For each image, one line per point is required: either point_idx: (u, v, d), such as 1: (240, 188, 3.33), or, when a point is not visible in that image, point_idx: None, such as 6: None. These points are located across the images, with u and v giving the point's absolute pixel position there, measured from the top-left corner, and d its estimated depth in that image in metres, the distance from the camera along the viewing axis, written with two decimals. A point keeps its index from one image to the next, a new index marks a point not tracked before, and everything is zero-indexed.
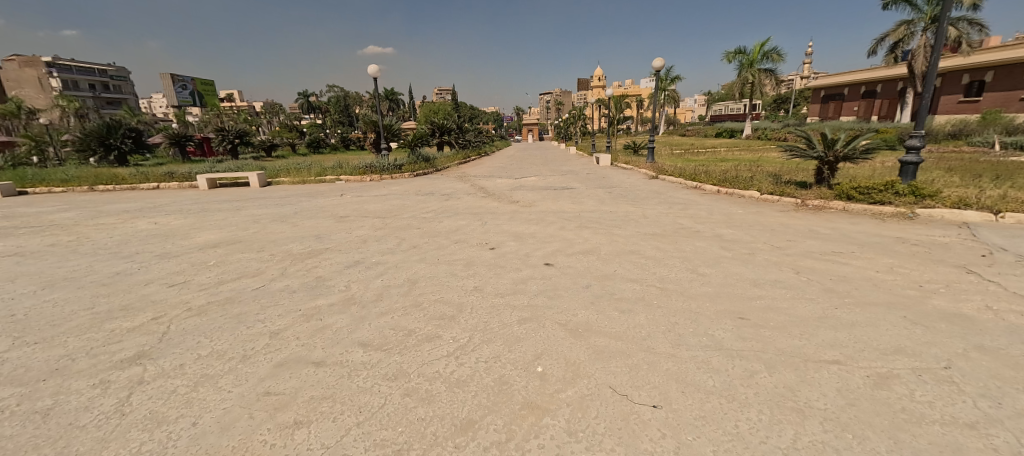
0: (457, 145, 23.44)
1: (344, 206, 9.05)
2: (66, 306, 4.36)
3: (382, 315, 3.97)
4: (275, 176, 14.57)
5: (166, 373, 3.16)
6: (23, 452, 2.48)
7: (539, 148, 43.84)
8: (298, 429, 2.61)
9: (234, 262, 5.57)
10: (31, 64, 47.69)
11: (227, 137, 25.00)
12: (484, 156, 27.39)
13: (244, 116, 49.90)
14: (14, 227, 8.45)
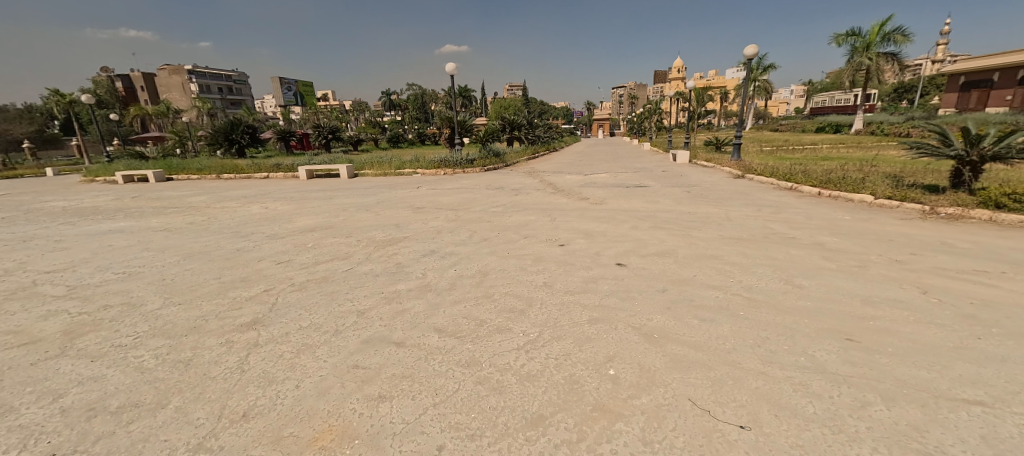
0: (527, 140, 23.54)
1: (422, 198, 9.54)
2: (201, 275, 5.12)
3: (454, 303, 4.14)
4: (361, 168, 15.76)
5: (274, 339, 3.58)
6: (171, 392, 2.96)
7: (613, 144, 42.64)
8: (383, 402, 2.81)
9: (327, 245, 6.13)
10: (178, 71, 56.30)
11: (322, 133, 27.53)
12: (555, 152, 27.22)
13: (337, 113, 54.53)
14: (161, 208, 10.11)
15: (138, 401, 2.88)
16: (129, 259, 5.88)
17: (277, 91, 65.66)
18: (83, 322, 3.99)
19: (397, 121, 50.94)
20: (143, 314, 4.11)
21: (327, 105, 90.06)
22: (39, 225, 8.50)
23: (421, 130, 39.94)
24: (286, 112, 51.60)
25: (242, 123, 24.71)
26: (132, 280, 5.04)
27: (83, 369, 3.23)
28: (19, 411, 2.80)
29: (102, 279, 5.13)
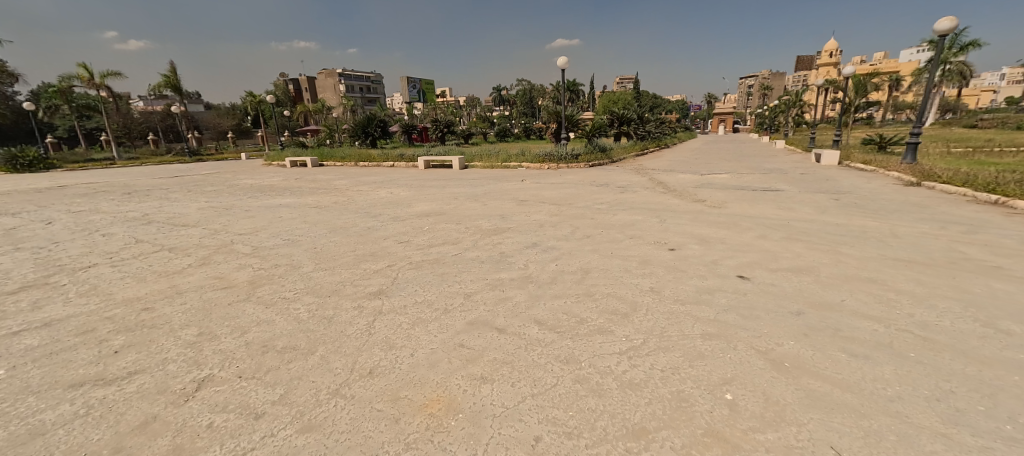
0: (636, 136, 22.39)
1: (527, 190, 9.68)
2: (340, 247, 5.86)
3: (554, 297, 4.09)
4: (472, 160, 16.58)
5: (395, 309, 3.93)
6: (317, 342, 3.44)
7: (738, 140, 38.40)
8: (486, 383, 2.91)
9: (440, 230, 6.55)
10: (331, 75, 65.23)
11: (439, 126, 29.55)
12: (668, 149, 25.48)
13: (453, 109, 58.06)
14: (311, 189, 11.87)
15: (293, 344, 3.40)
16: (287, 229, 6.99)
17: (404, 89, 72.27)
18: (261, 275, 4.87)
19: (507, 117, 52.53)
20: (300, 274, 4.85)
21: (446, 100, 96.57)
22: (230, 197, 10.63)
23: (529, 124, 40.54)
24: (411, 108, 56.50)
25: (376, 117, 27.74)
26: (292, 246, 5.99)
27: (260, 313, 3.94)
28: (222, 337, 3.54)
29: (272, 243, 6.19)
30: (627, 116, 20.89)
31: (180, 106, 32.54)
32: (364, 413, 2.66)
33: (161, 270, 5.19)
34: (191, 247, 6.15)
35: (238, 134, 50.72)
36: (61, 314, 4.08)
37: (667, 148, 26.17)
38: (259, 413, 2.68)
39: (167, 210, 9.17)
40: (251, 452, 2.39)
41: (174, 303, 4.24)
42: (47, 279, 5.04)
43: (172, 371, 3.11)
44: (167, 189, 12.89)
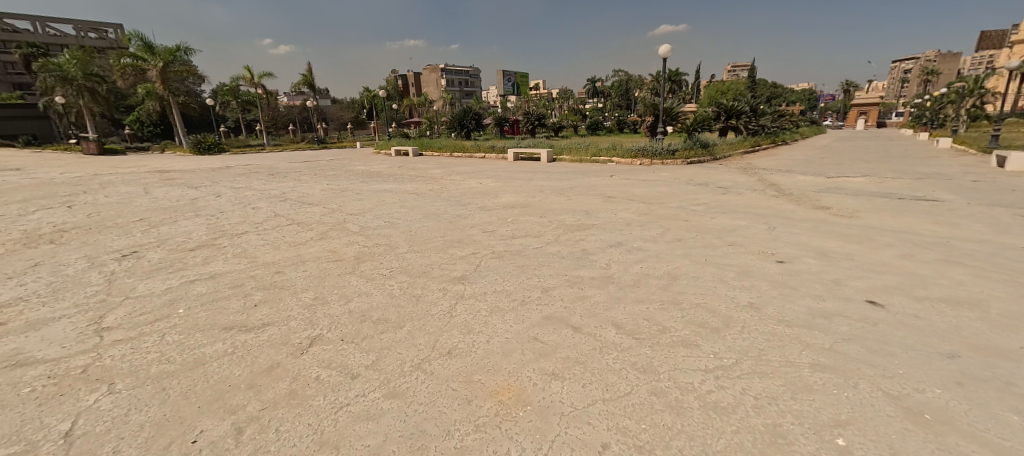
0: (747, 130, 20.17)
1: (616, 187, 9.25)
2: (430, 231, 6.09)
3: (634, 301, 3.79)
4: (561, 153, 16.37)
5: (475, 295, 3.96)
6: (408, 318, 3.58)
7: (878, 137, 32.72)
8: (556, 380, 2.76)
9: (523, 222, 6.50)
10: (433, 69, 68.94)
11: (530, 119, 29.64)
12: (787, 145, 22.55)
13: (545, 102, 57.83)
14: (410, 176, 12.64)
15: (388, 317, 3.59)
16: (385, 212, 7.49)
17: (500, 82, 73.86)
18: (365, 252, 5.25)
19: (601, 110, 50.95)
20: (396, 254, 5.14)
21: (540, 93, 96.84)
22: (341, 181, 11.75)
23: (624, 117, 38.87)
24: (504, 101, 57.54)
25: (472, 110, 28.71)
26: (390, 228, 6.38)
27: (362, 285, 4.24)
28: (331, 303, 3.87)
29: (374, 224, 6.66)
30: (738, 108, 18.88)
31: (313, 100, 36.89)
32: (440, 390, 2.70)
33: (291, 240, 5.86)
34: (315, 223, 6.78)
35: (356, 126, 56.09)
36: (222, 268, 4.80)
37: (785, 144, 23.15)
38: (354, 374, 2.86)
39: (295, 189, 10.40)
40: (344, 408, 2.57)
41: (298, 269, 4.73)
42: (215, 241, 5.93)
43: (294, 327, 3.48)
44: (294, 172, 14.67)
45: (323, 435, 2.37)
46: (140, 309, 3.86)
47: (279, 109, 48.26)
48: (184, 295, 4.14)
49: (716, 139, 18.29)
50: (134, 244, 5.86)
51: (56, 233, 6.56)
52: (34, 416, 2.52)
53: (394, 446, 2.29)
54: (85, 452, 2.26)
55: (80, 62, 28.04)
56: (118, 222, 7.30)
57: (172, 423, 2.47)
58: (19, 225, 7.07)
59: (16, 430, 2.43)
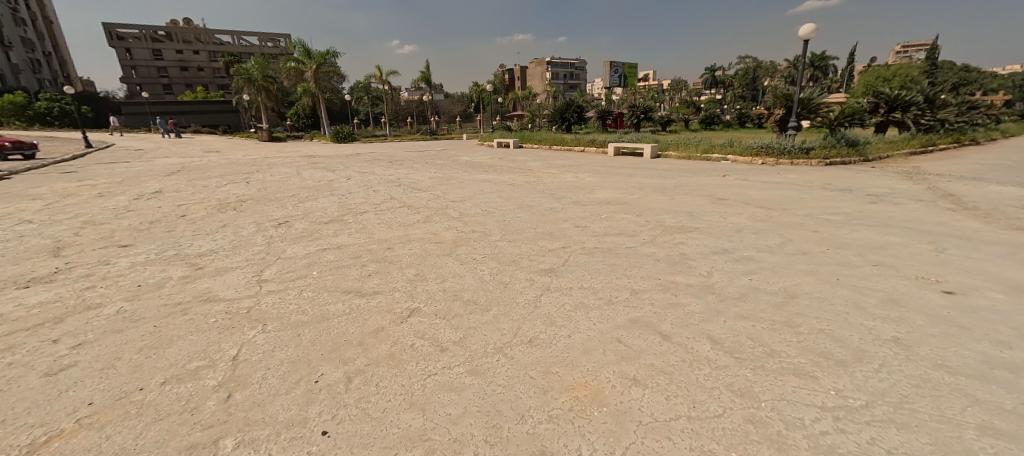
0: (917, 126, 16.47)
1: (727, 189, 8.31)
2: (523, 223, 6.05)
3: (739, 317, 3.19)
4: (666, 149, 15.32)
5: (561, 289, 3.78)
6: (494, 302, 3.56)
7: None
8: (636, 386, 2.50)
9: (618, 219, 6.10)
10: (539, 63, 69.40)
11: (635, 112, 28.17)
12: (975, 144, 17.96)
13: (653, 93, 54.49)
14: (508, 167, 12.82)
15: (477, 300, 3.61)
16: (482, 201, 7.65)
17: (605, 74, 71.51)
18: (462, 237, 5.38)
19: (719, 102, 46.32)
20: (488, 242, 5.17)
21: (650, 84, 91.84)
22: (443, 170, 12.38)
23: (744, 110, 34.87)
24: (610, 94, 55.62)
25: (575, 103, 28.16)
26: (486, 216, 6.48)
27: (456, 268, 4.34)
28: (429, 281, 4.02)
29: (471, 211, 6.83)
30: (906, 98, 15.51)
31: (429, 95, 39.03)
32: (518, 376, 2.62)
33: (400, 221, 6.25)
34: (421, 207, 7.18)
35: (464, 119, 58.86)
36: (347, 241, 5.30)
37: (975, 143, 18.37)
38: (443, 347, 2.92)
39: (406, 175, 11.18)
40: (432, 377, 2.63)
41: (405, 247, 5.02)
42: (342, 217, 6.58)
43: (397, 297, 3.70)
44: (406, 160, 15.86)
45: (413, 397, 2.47)
46: (288, 267, 4.44)
47: (400, 103, 52.63)
48: (317, 259, 4.65)
49: (868, 136, 15.32)
50: (289, 215, 6.77)
51: (241, 201, 7.96)
52: (215, 341, 3.07)
53: (472, 420, 2.30)
54: (244, 375, 2.67)
55: (261, 66, 33.42)
56: (276, 194, 8.57)
57: (301, 363, 2.79)
58: (217, 194, 8.71)
59: (205, 349, 2.97)
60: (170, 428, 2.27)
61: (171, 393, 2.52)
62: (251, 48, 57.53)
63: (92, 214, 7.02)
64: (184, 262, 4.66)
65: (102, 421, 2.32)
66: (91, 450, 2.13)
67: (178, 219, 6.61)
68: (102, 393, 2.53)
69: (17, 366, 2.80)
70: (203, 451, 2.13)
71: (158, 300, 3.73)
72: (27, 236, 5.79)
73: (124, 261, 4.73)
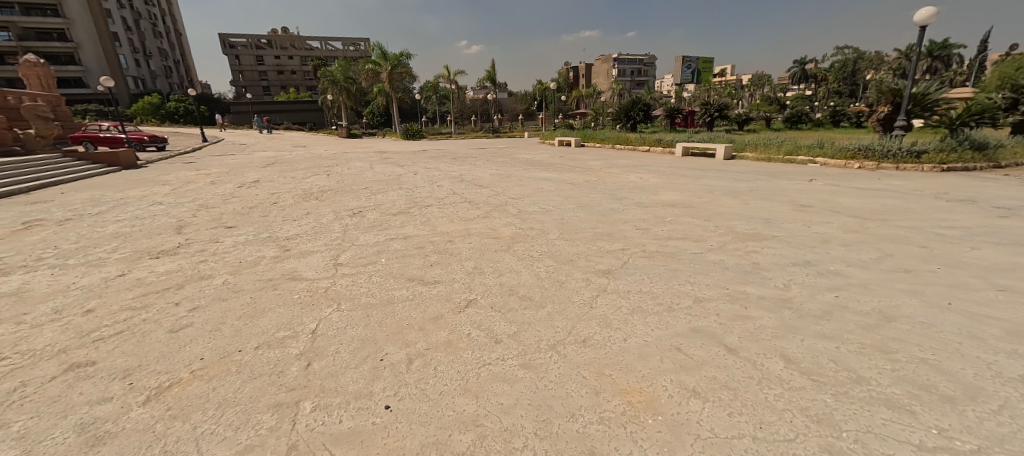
0: None
1: (811, 195, 7.58)
2: (582, 222, 5.95)
3: (821, 337, 2.86)
4: (742, 150, 14.31)
5: (619, 291, 3.66)
6: (549, 300, 3.54)
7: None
8: (695, 397, 2.36)
9: (684, 223, 5.78)
10: (607, 59, 67.59)
11: (709, 110, 26.44)
12: None
13: (730, 90, 51.00)
14: (568, 166, 12.66)
15: (531, 296, 3.60)
16: (542, 199, 7.63)
17: (677, 70, 68.05)
18: (520, 234, 5.41)
19: (807, 97, 42.11)
20: (546, 240, 5.14)
21: (726, 80, 86.17)
22: (504, 167, 12.51)
23: (837, 107, 31.44)
24: (681, 90, 52.88)
25: (641, 101, 27.08)
26: (545, 214, 6.46)
27: (514, 263, 4.36)
28: (487, 274, 4.08)
29: (530, 209, 6.84)
30: None
31: (494, 93, 39.39)
32: (570, 374, 2.58)
33: (462, 216, 6.41)
34: (482, 203, 7.31)
35: (527, 117, 58.97)
36: (412, 232, 5.54)
37: None
38: (498, 339, 2.96)
39: (468, 172, 11.44)
40: (485, 367, 2.67)
41: (466, 241, 5.15)
42: (409, 210, 6.88)
43: (456, 287, 3.81)
44: (470, 157, 16.22)
45: (467, 383, 2.53)
46: (361, 253, 4.74)
47: (465, 101, 54.01)
48: (386, 248, 4.91)
49: (997, 137, 13.17)
50: (362, 205, 7.22)
51: (322, 192, 8.61)
52: (299, 315, 3.36)
53: (523, 411, 2.31)
54: (320, 348, 2.89)
55: (344, 68, 36.01)
56: (352, 186, 9.17)
57: (370, 341, 2.96)
58: (304, 185, 9.50)
59: (290, 321, 3.25)
60: (260, 387, 2.53)
61: (261, 357, 2.80)
62: (336, 52, 61.98)
63: (204, 199, 7.99)
64: (274, 244, 5.13)
65: (209, 374, 2.64)
66: (201, 399, 2.43)
67: (271, 206, 7.30)
68: (211, 351, 2.87)
69: (150, 321, 3.28)
70: (285, 411, 2.34)
71: (254, 275, 4.16)
72: (155, 215, 6.71)
73: (230, 239, 5.32)
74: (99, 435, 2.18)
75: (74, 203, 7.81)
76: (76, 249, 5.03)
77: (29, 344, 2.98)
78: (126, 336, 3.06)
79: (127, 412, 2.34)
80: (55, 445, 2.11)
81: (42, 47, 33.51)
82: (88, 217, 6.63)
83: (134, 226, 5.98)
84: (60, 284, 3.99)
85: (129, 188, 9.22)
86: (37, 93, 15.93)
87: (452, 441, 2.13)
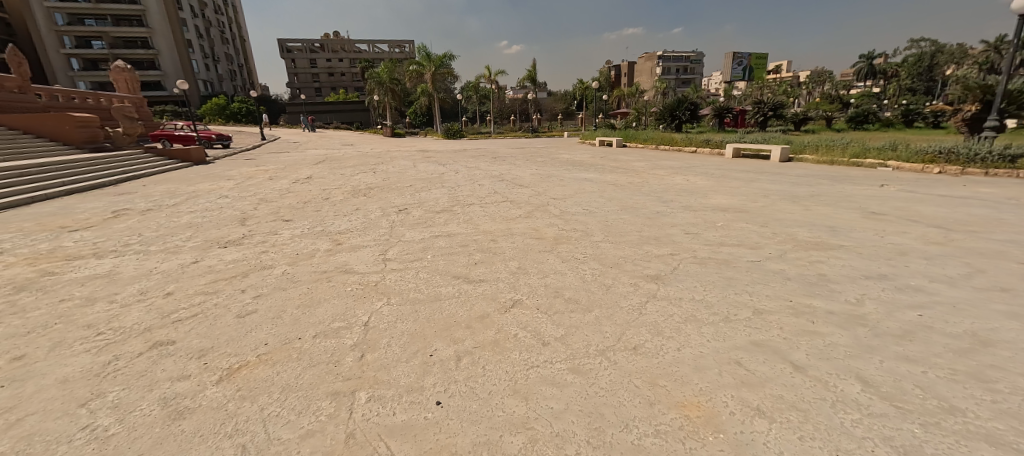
0: None
1: (883, 202, 6.99)
2: (627, 225, 5.80)
3: (903, 359, 2.63)
4: (800, 152, 13.42)
5: (670, 298, 3.53)
6: (595, 304, 3.47)
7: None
8: (759, 416, 2.23)
9: (738, 229, 5.49)
10: (651, 57, 65.52)
11: (761, 110, 25.00)
12: None
13: (785, 88, 48.09)
14: (610, 167, 12.39)
15: (576, 299, 3.55)
16: (584, 200, 7.51)
17: (727, 67, 64.67)
18: (563, 235, 5.36)
19: (874, 95, 38.77)
20: (590, 242, 5.06)
21: (781, 76, 81.50)
22: (544, 167, 12.45)
23: (910, 106, 28.72)
24: (730, 88, 50.40)
25: (687, 99, 25.97)
26: (588, 216, 6.35)
27: (558, 265, 4.32)
28: (531, 275, 4.07)
29: (573, 210, 6.75)
30: None
31: (534, 93, 39.26)
32: (621, 382, 2.52)
33: (504, 215, 6.43)
34: (523, 203, 7.31)
35: (566, 116, 58.16)
36: (456, 230, 5.63)
37: None
38: (545, 342, 2.94)
39: (509, 172, 11.46)
40: (534, 369, 2.66)
41: (509, 240, 5.16)
42: (451, 208, 6.99)
43: (500, 287, 3.83)
44: (510, 157, 16.22)
45: (517, 384, 2.53)
46: (408, 249, 4.87)
47: (504, 102, 54.20)
48: (431, 245, 5.02)
49: None
50: (407, 202, 7.43)
51: (369, 188, 8.92)
52: (352, 307, 3.49)
53: (574, 418, 2.28)
54: (372, 341, 2.99)
55: (390, 70, 37.12)
56: (397, 184, 9.45)
57: (419, 337, 3.04)
58: (351, 182, 9.90)
59: (344, 313, 3.40)
60: (319, 374, 2.65)
61: (319, 345, 2.94)
62: (382, 54, 64.06)
63: (263, 193, 8.51)
64: (327, 238, 5.38)
65: (274, 359, 2.81)
66: (267, 382, 2.59)
67: (322, 201, 7.65)
68: (273, 338, 3.04)
69: (219, 305, 3.54)
70: (342, 399, 2.44)
71: (309, 266, 4.37)
72: (222, 207, 7.23)
73: (287, 232, 5.63)
74: (180, 410, 2.37)
75: (153, 195, 8.56)
76: (156, 237, 5.50)
77: (120, 322, 3.30)
78: (199, 318, 3.32)
79: (202, 389, 2.53)
80: (144, 416, 2.32)
81: (128, 54, 37.08)
82: (166, 208, 7.24)
83: (204, 218, 6.46)
84: (144, 268, 4.38)
85: (199, 182, 9.99)
86: (123, 96, 17.55)
87: (503, 443, 2.14)
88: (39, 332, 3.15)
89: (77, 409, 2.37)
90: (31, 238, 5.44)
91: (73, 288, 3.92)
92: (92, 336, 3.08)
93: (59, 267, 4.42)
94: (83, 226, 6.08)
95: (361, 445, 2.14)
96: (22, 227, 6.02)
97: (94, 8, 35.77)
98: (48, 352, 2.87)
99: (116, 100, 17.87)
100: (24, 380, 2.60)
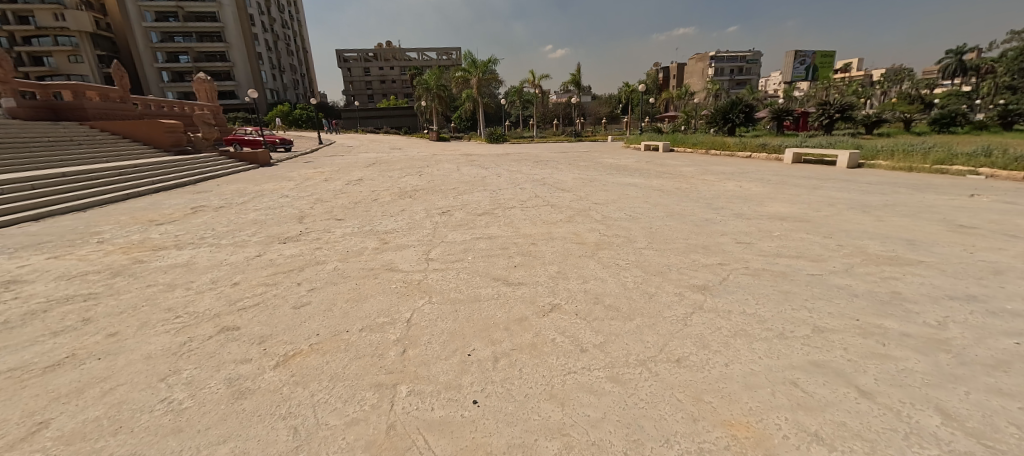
0: None
1: (974, 214, 6.24)
2: (674, 232, 5.58)
3: (997, 392, 2.31)
4: (872, 158, 12.28)
5: (717, 311, 3.32)
6: (634, 313, 3.33)
7: None
8: (818, 443, 2.05)
9: (796, 239, 5.13)
10: (701, 59, 62.72)
11: (827, 111, 23.13)
12: None
13: (854, 88, 44.28)
14: (657, 172, 11.98)
15: (616, 307, 3.43)
16: (627, 205, 7.29)
17: (787, 66, 60.27)
18: (604, 240, 5.23)
19: (963, 93, 34.64)
20: (633, 248, 4.90)
21: (849, 73, 75.31)
22: (586, 171, 12.34)
23: (1009, 106, 25.34)
24: (791, 89, 47.08)
25: (742, 101, 24.51)
26: (632, 222, 6.17)
27: (598, 271, 4.22)
28: (570, 280, 4.00)
29: (616, 215, 6.57)
30: None
31: (578, 96, 38.62)
32: (663, 395, 2.40)
33: (546, 219, 6.39)
34: (565, 207, 7.21)
35: (610, 120, 56.76)
36: (496, 232, 5.66)
37: None
38: (583, 348, 2.86)
39: (550, 176, 11.36)
40: (571, 375, 2.60)
41: (549, 244, 5.10)
42: (493, 211, 7.04)
43: (539, 291, 3.78)
44: (552, 160, 15.98)
45: (553, 389, 2.49)
46: (450, 250, 4.95)
47: (547, 106, 53.97)
48: (472, 246, 5.08)
49: None
50: (450, 205, 7.58)
51: (414, 191, 9.18)
52: (395, 304, 3.60)
53: (611, 428, 2.20)
54: (414, 337, 3.05)
55: (437, 76, 38.01)
56: (441, 187, 9.67)
57: (456, 336, 3.06)
58: (396, 184, 10.24)
59: (389, 309, 3.50)
60: (363, 366, 2.75)
61: (363, 338, 3.05)
62: (430, 60, 65.65)
63: (319, 194, 8.99)
64: (375, 237, 5.59)
65: (324, 349, 2.94)
66: (318, 369, 2.71)
67: (371, 202, 7.98)
68: (321, 331, 3.17)
69: (278, 296, 3.78)
70: (385, 391, 2.51)
71: (358, 263, 4.57)
72: (282, 206, 7.72)
73: (338, 230, 5.91)
74: (242, 391, 2.53)
75: (225, 193, 9.28)
76: (227, 231, 5.97)
77: (194, 307, 3.60)
78: (261, 307, 3.55)
79: (262, 372, 2.69)
80: (212, 394, 2.50)
81: (209, 66, 40.69)
82: (236, 205, 7.85)
83: (268, 215, 6.94)
84: (216, 260, 4.76)
85: (263, 183, 10.73)
86: (202, 104, 19.21)
87: (537, 446, 2.11)
88: (129, 312, 3.50)
89: (157, 382, 2.61)
90: (125, 230, 6.07)
91: (159, 275, 4.32)
92: (171, 318, 3.38)
93: (147, 256, 4.91)
94: (167, 220, 6.71)
95: (400, 437, 2.17)
96: (119, 220, 6.73)
97: (182, 26, 39.71)
98: (136, 331, 3.19)
99: (196, 108, 19.62)
100: (116, 354, 2.89)
